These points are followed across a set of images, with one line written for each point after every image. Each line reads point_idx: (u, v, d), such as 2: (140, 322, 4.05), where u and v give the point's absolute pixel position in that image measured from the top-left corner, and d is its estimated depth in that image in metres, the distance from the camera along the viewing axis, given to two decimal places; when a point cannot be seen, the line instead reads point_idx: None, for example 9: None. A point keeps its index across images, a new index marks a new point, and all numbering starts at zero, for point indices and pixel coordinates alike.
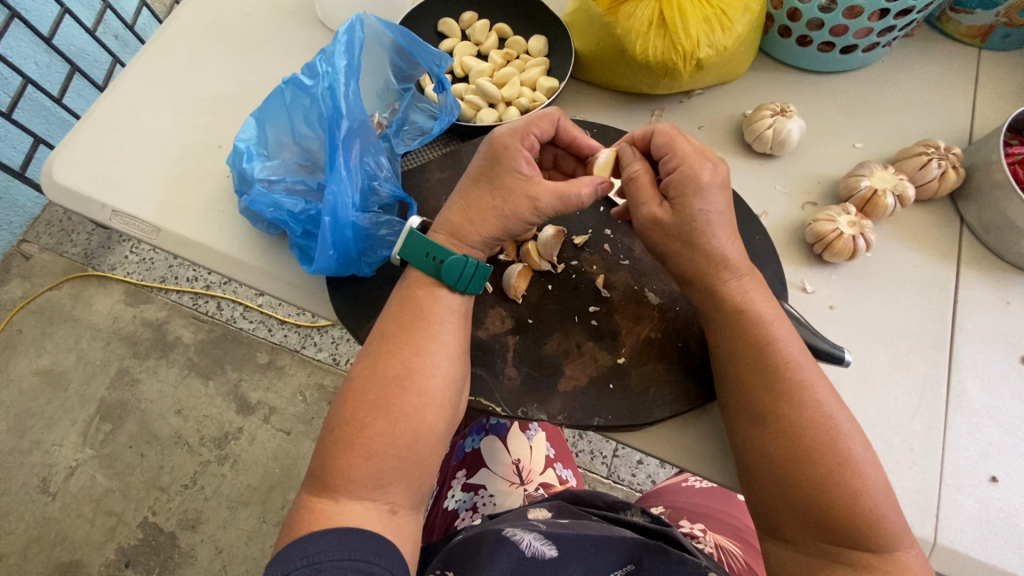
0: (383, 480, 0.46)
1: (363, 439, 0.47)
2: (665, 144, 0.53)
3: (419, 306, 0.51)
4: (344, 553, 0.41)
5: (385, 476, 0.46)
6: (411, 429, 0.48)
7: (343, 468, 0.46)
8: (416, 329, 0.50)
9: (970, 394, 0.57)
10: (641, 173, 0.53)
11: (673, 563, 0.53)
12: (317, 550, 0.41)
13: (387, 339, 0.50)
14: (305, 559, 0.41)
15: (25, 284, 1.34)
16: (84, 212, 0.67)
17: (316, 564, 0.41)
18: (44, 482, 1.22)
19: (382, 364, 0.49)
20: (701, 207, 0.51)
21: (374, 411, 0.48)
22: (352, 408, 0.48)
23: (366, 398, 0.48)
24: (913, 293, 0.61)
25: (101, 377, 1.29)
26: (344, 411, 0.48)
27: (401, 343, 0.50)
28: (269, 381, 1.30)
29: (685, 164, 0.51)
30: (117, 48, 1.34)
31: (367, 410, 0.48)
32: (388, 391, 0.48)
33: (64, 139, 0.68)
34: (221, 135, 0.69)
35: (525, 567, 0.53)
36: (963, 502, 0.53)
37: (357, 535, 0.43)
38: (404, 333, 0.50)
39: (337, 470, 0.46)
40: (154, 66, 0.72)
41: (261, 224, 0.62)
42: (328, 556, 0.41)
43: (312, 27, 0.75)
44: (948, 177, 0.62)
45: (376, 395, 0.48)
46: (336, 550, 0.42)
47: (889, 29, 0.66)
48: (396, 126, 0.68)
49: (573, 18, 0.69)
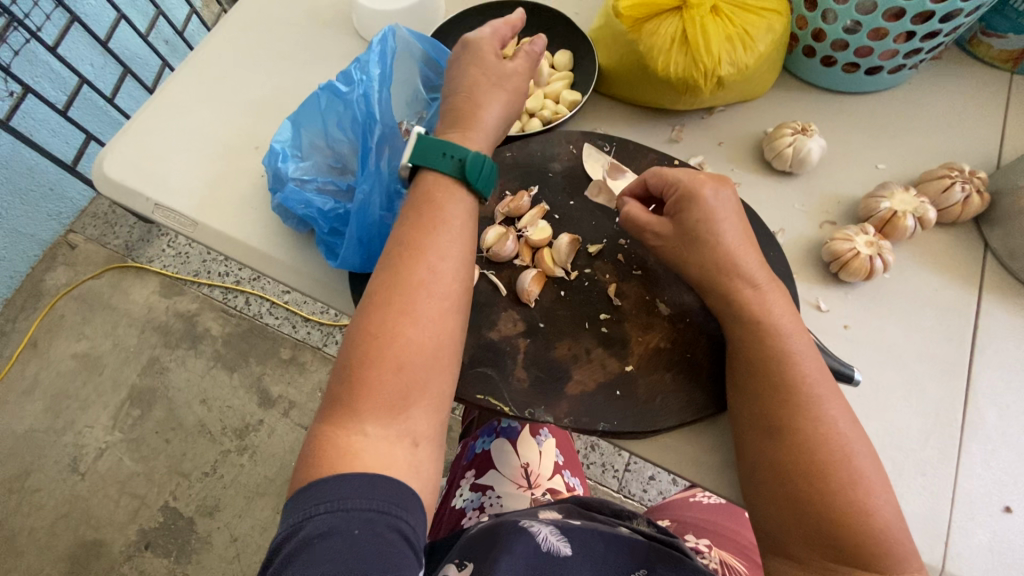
0: (410, 388, 0.48)
1: (395, 346, 0.48)
2: (658, 175, 0.58)
3: (437, 212, 0.54)
4: (369, 504, 0.43)
5: (414, 386, 0.48)
6: (434, 333, 0.50)
7: (376, 380, 0.47)
8: (432, 235, 0.53)
9: (988, 423, 0.56)
10: (636, 208, 0.58)
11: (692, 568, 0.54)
12: (343, 496, 0.43)
13: (406, 250, 0.52)
14: (331, 505, 0.43)
15: (69, 272, 1.42)
16: (128, 203, 0.72)
17: (342, 509, 0.42)
18: (74, 461, 1.28)
19: (402, 271, 0.51)
20: (700, 218, 0.54)
21: (398, 317, 0.49)
22: (375, 318, 0.49)
23: (389, 307, 0.50)
24: (931, 316, 0.61)
25: (133, 363, 1.35)
26: (371, 323, 0.49)
27: (419, 250, 0.52)
28: (291, 375, 1.34)
29: (681, 184, 0.56)
30: (166, 52, 1.43)
31: (394, 318, 0.49)
32: (410, 296, 0.50)
33: (115, 136, 0.73)
34: (258, 137, 0.73)
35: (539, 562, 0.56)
36: (975, 532, 0.52)
37: (383, 484, 0.44)
38: (420, 240, 0.52)
39: (367, 383, 0.47)
40: (201, 71, 0.77)
41: (291, 220, 0.65)
42: (354, 503, 0.43)
43: (348, 38, 0.79)
44: (971, 202, 0.62)
45: (400, 301, 0.50)
46: (362, 499, 0.43)
47: (915, 52, 0.66)
48: (422, 134, 0.69)
49: (598, 35, 0.71)
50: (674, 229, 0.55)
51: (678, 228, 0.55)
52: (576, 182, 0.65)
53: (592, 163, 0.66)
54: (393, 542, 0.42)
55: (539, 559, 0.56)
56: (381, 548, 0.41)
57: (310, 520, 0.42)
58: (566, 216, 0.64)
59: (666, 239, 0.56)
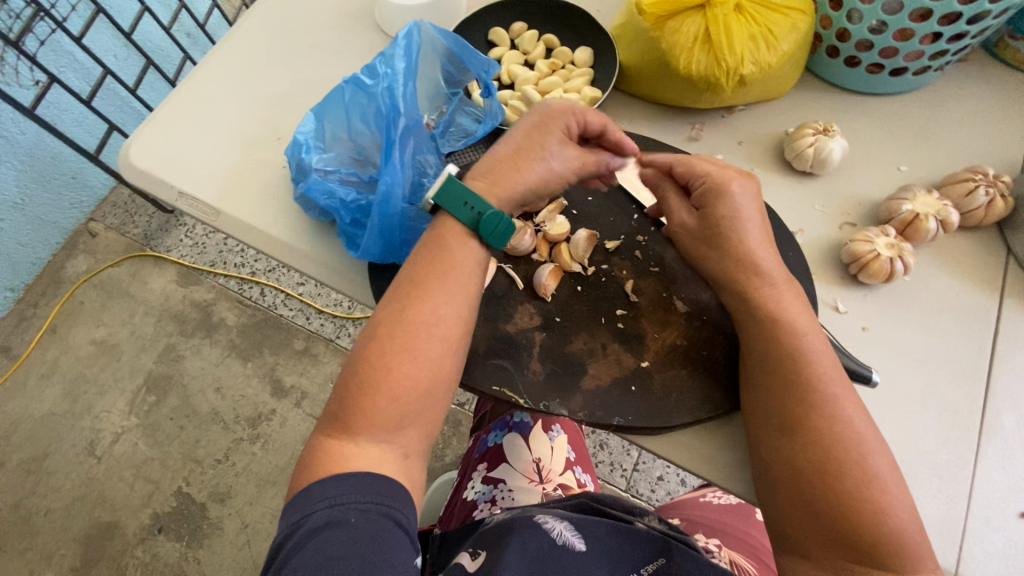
0: (403, 419, 0.49)
1: (390, 381, 0.49)
2: (688, 163, 0.58)
3: (448, 256, 0.54)
4: (365, 498, 0.45)
5: (407, 417, 0.49)
6: (432, 372, 0.50)
7: (371, 409, 0.48)
8: (443, 276, 0.53)
9: (1006, 428, 0.55)
10: (669, 193, 0.59)
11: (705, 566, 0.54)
12: (340, 492, 0.45)
13: (416, 286, 0.52)
14: (328, 501, 0.45)
15: (89, 260, 1.45)
16: (153, 192, 0.73)
17: (339, 505, 0.45)
18: (91, 445, 1.30)
19: (409, 307, 0.51)
20: (727, 214, 0.54)
21: (398, 351, 0.50)
22: (376, 348, 0.50)
23: (390, 341, 0.50)
24: (951, 320, 0.60)
25: (150, 350, 1.37)
26: (370, 354, 0.50)
27: (427, 289, 0.52)
28: (304, 366, 1.36)
29: (710, 176, 0.56)
30: (188, 45, 1.45)
31: (393, 352, 0.50)
32: (413, 332, 0.50)
33: (142, 125, 0.74)
34: (280, 128, 0.74)
35: (554, 555, 0.57)
36: (990, 537, 0.51)
37: (378, 479, 0.46)
38: (430, 280, 0.53)
39: (362, 410, 0.48)
40: (225, 63, 0.78)
41: (313, 211, 0.67)
42: (350, 497, 0.45)
43: (370, 32, 0.80)
44: (995, 205, 0.61)
45: (401, 337, 0.50)
46: (358, 494, 0.45)
47: (941, 53, 0.66)
48: (442, 128, 0.70)
49: (620, 32, 0.71)
50: (695, 224, 0.56)
51: (703, 221, 0.56)
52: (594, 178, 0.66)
53: None
54: (391, 531, 0.44)
55: (553, 552, 0.57)
56: (380, 537, 0.43)
57: (309, 517, 0.44)
58: (584, 212, 0.64)
59: (690, 231, 0.57)
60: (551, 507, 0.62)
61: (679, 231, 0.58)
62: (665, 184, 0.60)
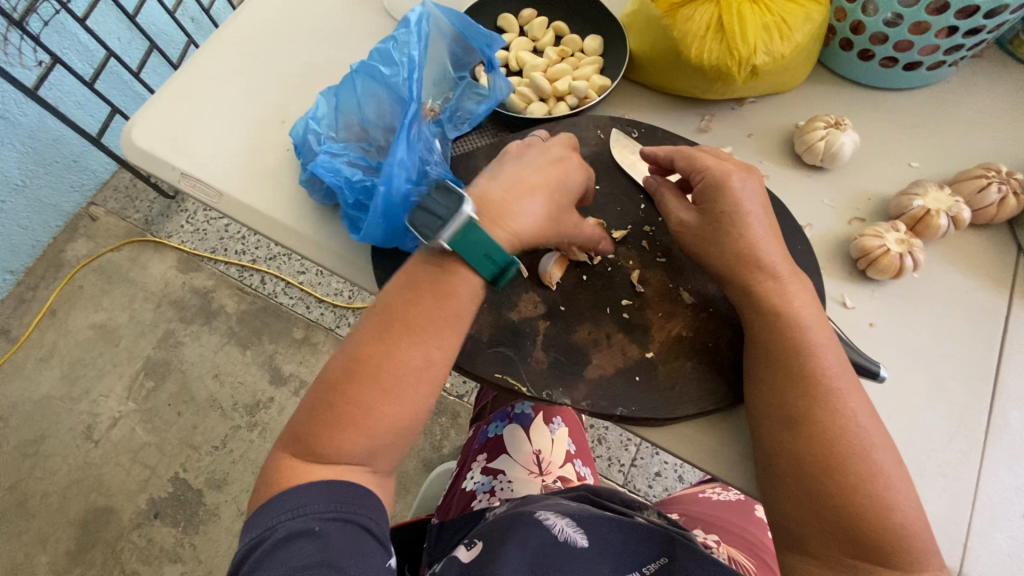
0: (373, 454, 0.49)
1: (361, 417, 0.48)
2: (687, 158, 0.57)
3: (443, 302, 0.51)
4: (326, 507, 0.46)
5: (378, 451, 0.49)
6: (412, 411, 0.50)
7: (344, 442, 0.48)
8: (436, 320, 0.50)
9: (1012, 428, 0.55)
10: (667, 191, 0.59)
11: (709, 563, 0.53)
12: (301, 504, 0.46)
13: (404, 326, 0.50)
14: (290, 513, 0.46)
15: (89, 244, 1.44)
16: (154, 173, 0.72)
17: (300, 516, 0.45)
18: (88, 429, 1.30)
19: (396, 348, 0.50)
20: (726, 209, 0.54)
21: (378, 391, 0.49)
22: (355, 385, 0.49)
23: (363, 375, 0.49)
24: (959, 318, 0.59)
25: (149, 336, 1.37)
26: (341, 385, 0.49)
27: (417, 333, 0.50)
28: (304, 355, 1.35)
29: (710, 171, 0.55)
30: (192, 30, 1.44)
31: (365, 385, 0.49)
32: (397, 375, 0.49)
33: (145, 105, 0.73)
34: (285, 112, 0.73)
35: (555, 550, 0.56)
36: (993, 535, 0.51)
37: (338, 488, 0.47)
38: (422, 324, 0.50)
39: (334, 442, 0.48)
40: (230, 44, 0.77)
41: (317, 193, 0.65)
42: (311, 508, 0.46)
43: (378, 16, 0.79)
44: (1007, 203, 0.61)
45: (373, 372, 0.49)
46: (320, 503, 0.46)
47: (956, 48, 0.64)
48: (448, 113, 0.69)
49: (631, 19, 0.70)
50: (703, 213, 0.55)
51: (703, 218, 0.55)
52: (602, 167, 0.65)
53: (620, 149, 0.65)
54: (358, 535, 0.46)
55: (553, 549, 0.56)
56: (348, 542, 0.45)
57: (272, 530, 0.45)
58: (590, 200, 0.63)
59: (689, 229, 0.56)
60: (552, 504, 0.62)
61: (677, 230, 0.57)
62: (663, 187, 0.59)
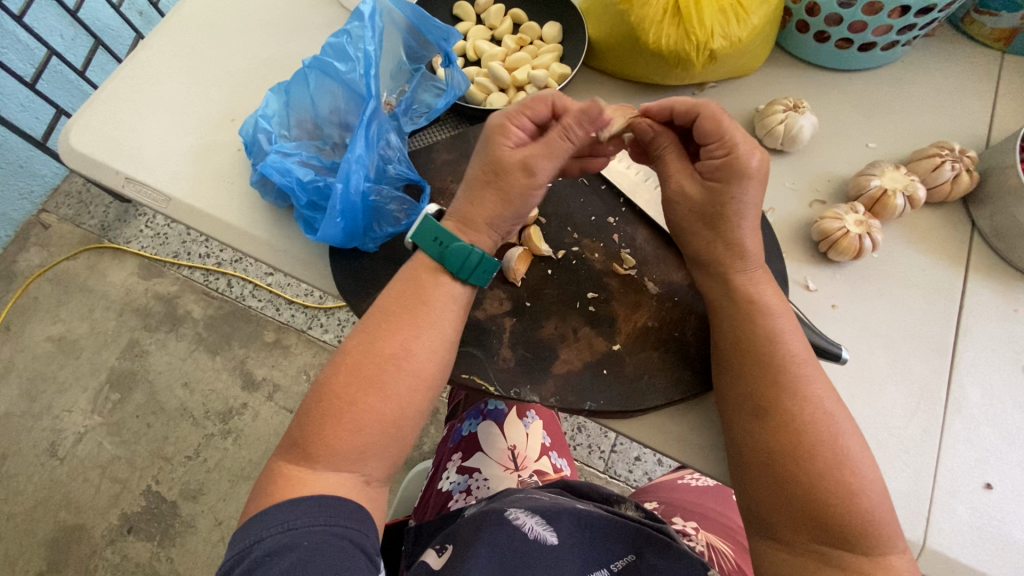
0: (362, 455, 0.47)
1: (353, 413, 0.47)
2: (712, 119, 0.51)
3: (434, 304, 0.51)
4: (320, 519, 0.44)
5: (368, 451, 0.47)
6: (400, 407, 0.49)
7: (333, 440, 0.47)
8: (416, 312, 0.50)
9: (970, 400, 0.56)
10: (670, 147, 0.55)
11: (677, 559, 0.54)
12: (292, 516, 0.44)
13: (387, 319, 0.50)
14: (280, 526, 0.44)
15: (42, 253, 1.37)
16: (97, 178, 0.68)
17: (291, 530, 0.44)
18: (52, 445, 1.25)
19: (391, 348, 0.49)
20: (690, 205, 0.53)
21: (373, 389, 0.48)
22: (343, 379, 0.48)
23: (360, 372, 0.48)
24: (918, 296, 0.60)
25: (111, 346, 1.32)
26: (333, 382, 0.49)
27: (401, 323, 0.50)
28: (275, 358, 1.32)
29: (734, 147, 0.50)
30: (141, 25, 1.37)
31: (358, 385, 0.48)
32: (395, 374, 0.49)
33: (82, 106, 0.69)
34: (234, 109, 0.70)
35: (526, 549, 0.56)
36: (955, 508, 0.52)
37: (333, 502, 0.45)
38: (402, 316, 0.50)
39: (323, 443, 0.47)
40: (173, 39, 0.73)
41: (270, 194, 0.63)
42: (303, 522, 0.44)
43: (330, 7, 0.76)
44: (960, 180, 0.62)
45: (370, 371, 0.48)
46: (312, 517, 0.44)
47: (909, 28, 0.65)
48: (404, 106, 0.67)
49: (587, 6, 0.69)
50: None
51: (709, 195, 0.52)
52: None
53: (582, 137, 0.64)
54: (350, 552, 0.43)
55: (525, 548, 0.56)
56: (332, 555, 0.42)
57: (259, 544, 0.43)
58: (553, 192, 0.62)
59: (691, 201, 0.53)
60: (521, 499, 0.61)
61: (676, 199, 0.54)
62: (665, 139, 0.55)
